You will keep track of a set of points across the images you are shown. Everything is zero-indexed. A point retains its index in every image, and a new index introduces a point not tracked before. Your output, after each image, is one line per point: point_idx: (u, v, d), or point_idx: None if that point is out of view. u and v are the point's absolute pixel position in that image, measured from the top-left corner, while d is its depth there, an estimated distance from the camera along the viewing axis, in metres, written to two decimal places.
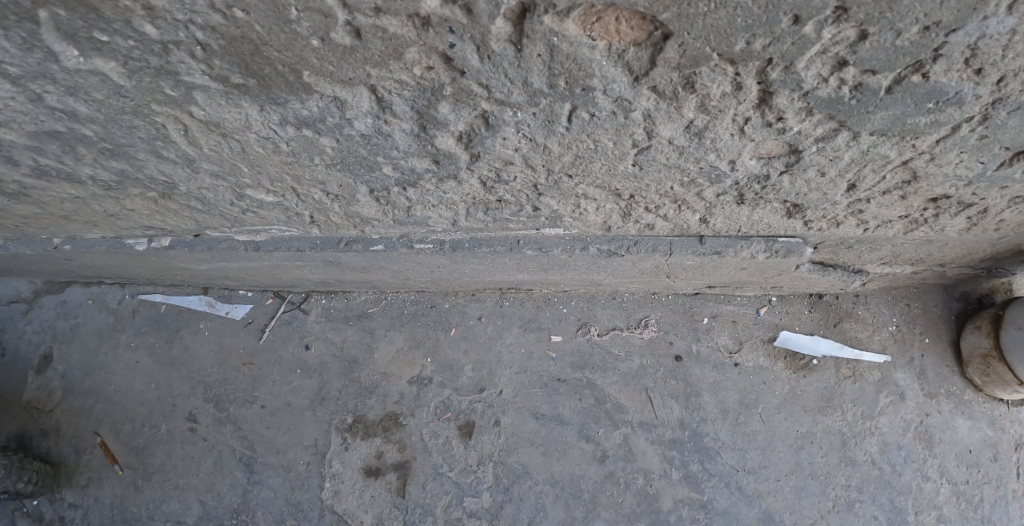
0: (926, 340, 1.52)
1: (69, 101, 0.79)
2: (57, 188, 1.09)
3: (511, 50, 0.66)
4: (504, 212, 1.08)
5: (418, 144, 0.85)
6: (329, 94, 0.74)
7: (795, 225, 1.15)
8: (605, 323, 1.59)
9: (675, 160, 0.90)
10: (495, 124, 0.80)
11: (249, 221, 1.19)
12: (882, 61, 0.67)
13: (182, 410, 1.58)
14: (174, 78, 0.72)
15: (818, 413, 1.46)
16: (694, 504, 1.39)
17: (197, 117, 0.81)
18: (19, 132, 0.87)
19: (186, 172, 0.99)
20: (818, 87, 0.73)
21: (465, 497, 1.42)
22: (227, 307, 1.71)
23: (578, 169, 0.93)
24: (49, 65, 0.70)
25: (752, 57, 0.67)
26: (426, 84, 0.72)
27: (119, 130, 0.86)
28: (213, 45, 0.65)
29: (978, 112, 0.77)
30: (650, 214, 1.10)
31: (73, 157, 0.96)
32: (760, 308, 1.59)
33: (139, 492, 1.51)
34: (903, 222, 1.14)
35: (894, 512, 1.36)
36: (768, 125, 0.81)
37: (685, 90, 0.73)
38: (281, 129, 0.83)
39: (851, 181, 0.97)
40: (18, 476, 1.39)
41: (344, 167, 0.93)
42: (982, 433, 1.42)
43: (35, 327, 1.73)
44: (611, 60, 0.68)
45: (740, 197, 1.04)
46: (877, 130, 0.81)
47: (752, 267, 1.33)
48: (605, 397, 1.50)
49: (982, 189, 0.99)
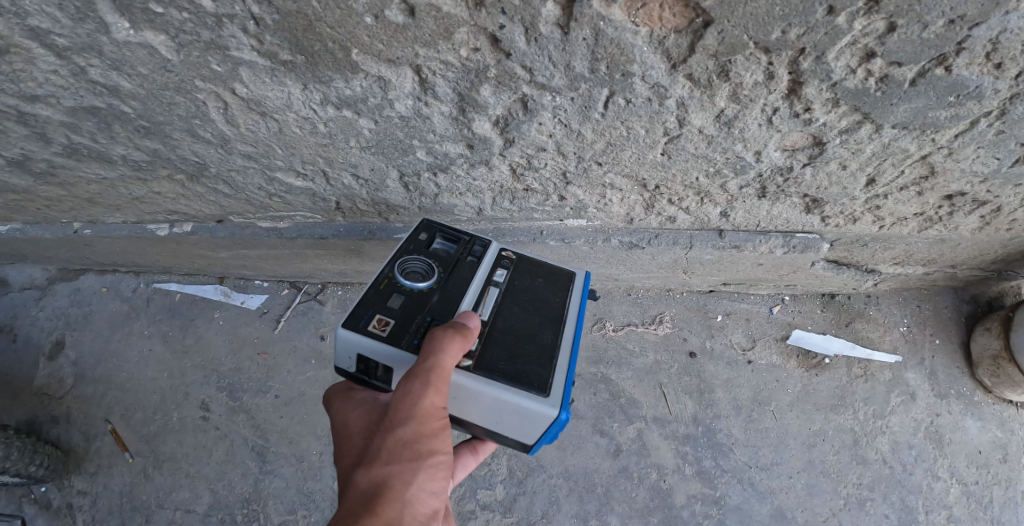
0: (936, 341, 1.54)
1: (113, 75, 0.80)
2: (84, 167, 1.10)
3: (557, 33, 0.68)
4: (531, 201, 1.10)
5: (455, 127, 0.87)
6: (374, 73, 0.75)
7: (813, 220, 1.17)
8: (620, 319, 1.63)
9: (703, 150, 0.92)
10: (533, 109, 0.82)
11: (275, 206, 1.21)
12: (908, 53, 0.69)
13: (195, 398, 1.58)
14: (223, 54, 0.73)
15: (831, 410, 1.47)
16: (707, 500, 1.37)
17: (239, 94, 0.82)
18: (57, 107, 0.88)
19: (219, 154, 1.00)
20: (846, 78, 0.74)
21: (478, 489, 1.41)
22: (243, 297, 1.76)
23: (608, 157, 0.95)
24: (99, 37, 0.71)
25: (786, 47, 0.69)
26: (471, 66, 0.73)
27: (158, 107, 0.87)
28: (266, 20, 0.67)
29: (996, 106, 0.79)
30: (673, 206, 1.13)
31: (107, 136, 0.97)
32: (773, 306, 1.63)
33: (148, 480, 1.48)
34: (918, 220, 1.16)
35: (907, 511, 1.34)
36: (795, 116, 0.83)
37: (719, 79, 0.75)
38: (321, 108, 0.84)
39: (871, 175, 0.99)
40: (29, 459, 1.37)
41: (379, 151, 0.95)
42: (991, 434, 1.43)
43: (48, 313, 1.74)
44: (651, 46, 0.70)
45: (762, 190, 1.06)
46: (899, 123, 0.83)
47: (769, 264, 1.36)
48: (619, 392, 1.51)
49: (997, 186, 1.01)
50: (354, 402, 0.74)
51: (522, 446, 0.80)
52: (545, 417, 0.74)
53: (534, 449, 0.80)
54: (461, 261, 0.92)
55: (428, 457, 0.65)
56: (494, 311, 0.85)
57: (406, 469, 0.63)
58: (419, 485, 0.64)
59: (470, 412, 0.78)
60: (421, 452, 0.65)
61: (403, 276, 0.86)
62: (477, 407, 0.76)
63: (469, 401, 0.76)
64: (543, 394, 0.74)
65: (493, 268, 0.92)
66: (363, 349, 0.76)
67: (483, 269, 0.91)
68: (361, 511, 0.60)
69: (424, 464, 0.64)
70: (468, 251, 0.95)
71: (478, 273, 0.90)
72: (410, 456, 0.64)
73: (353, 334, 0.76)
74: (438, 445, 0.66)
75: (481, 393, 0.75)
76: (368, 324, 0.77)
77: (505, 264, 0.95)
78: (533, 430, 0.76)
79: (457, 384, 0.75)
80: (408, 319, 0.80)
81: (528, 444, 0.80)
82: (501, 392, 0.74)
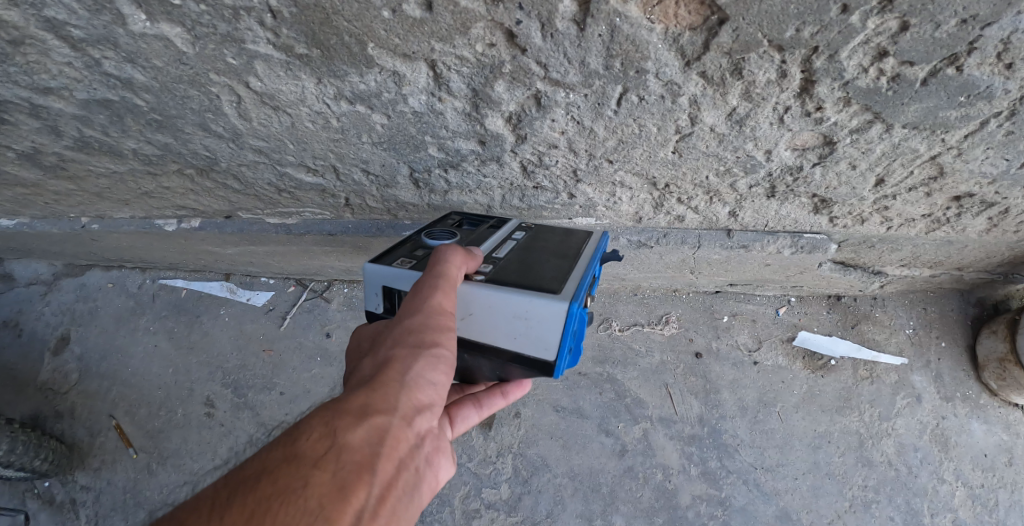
0: (942, 344, 1.54)
1: (127, 68, 0.80)
2: (95, 161, 1.10)
3: (573, 29, 0.68)
4: (541, 199, 1.10)
5: (468, 123, 0.87)
6: (389, 68, 0.76)
7: (821, 221, 1.18)
8: (626, 319, 1.63)
9: (714, 148, 0.92)
10: (547, 105, 0.82)
11: (284, 202, 1.21)
12: (920, 53, 0.69)
13: (200, 395, 1.58)
14: (239, 46, 0.74)
15: (836, 413, 1.47)
16: (713, 500, 1.37)
17: (253, 88, 0.82)
18: (69, 100, 0.88)
19: (230, 148, 1.00)
20: (858, 77, 0.74)
21: (483, 488, 1.41)
22: (249, 293, 1.76)
23: (619, 155, 0.95)
24: (115, 29, 0.72)
25: (800, 45, 0.69)
26: (486, 62, 0.74)
27: (172, 101, 0.87)
28: (284, 13, 0.67)
29: (1007, 107, 0.79)
30: (682, 205, 1.13)
31: (119, 129, 0.97)
32: (779, 308, 1.63)
33: (152, 476, 1.48)
34: (925, 222, 1.16)
35: (912, 514, 1.34)
36: (807, 115, 0.83)
37: (732, 77, 0.75)
38: (334, 103, 0.84)
39: (880, 176, 0.99)
40: (34, 453, 1.37)
41: (391, 146, 0.95)
42: (997, 437, 1.42)
43: (53, 309, 1.74)
44: (666, 43, 0.70)
45: (772, 189, 1.06)
46: (910, 123, 0.83)
47: (776, 265, 1.37)
48: (625, 392, 1.51)
49: (1005, 188, 1.01)
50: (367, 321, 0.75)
51: (544, 366, 0.76)
52: (557, 311, 0.73)
53: (557, 366, 0.76)
54: (481, 231, 0.99)
55: (431, 345, 0.63)
56: (512, 251, 0.89)
57: (408, 354, 0.61)
58: (419, 371, 0.61)
59: (486, 331, 0.78)
60: (424, 341, 0.63)
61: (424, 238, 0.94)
62: (491, 321, 0.77)
63: (483, 309, 0.77)
64: (550, 292, 0.75)
65: (511, 232, 0.98)
66: (386, 281, 0.83)
67: (501, 231, 0.96)
68: (357, 390, 0.58)
69: (427, 351, 0.62)
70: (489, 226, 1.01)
71: (496, 233, 0.95)
72: (413, 343, 0.62)
73: (375, 267, 0.84)
74: (443, 337, 0.64)
75: (492, 303, 0.76)
76: (394, 261, 0.85)
77: (525, 230, 0.99)
78: (550, 334, 0.74)
79: (470, 296, 0.77)
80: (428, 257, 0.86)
81: (550, 364, 0.76)
82: (514, 296, 0.75)
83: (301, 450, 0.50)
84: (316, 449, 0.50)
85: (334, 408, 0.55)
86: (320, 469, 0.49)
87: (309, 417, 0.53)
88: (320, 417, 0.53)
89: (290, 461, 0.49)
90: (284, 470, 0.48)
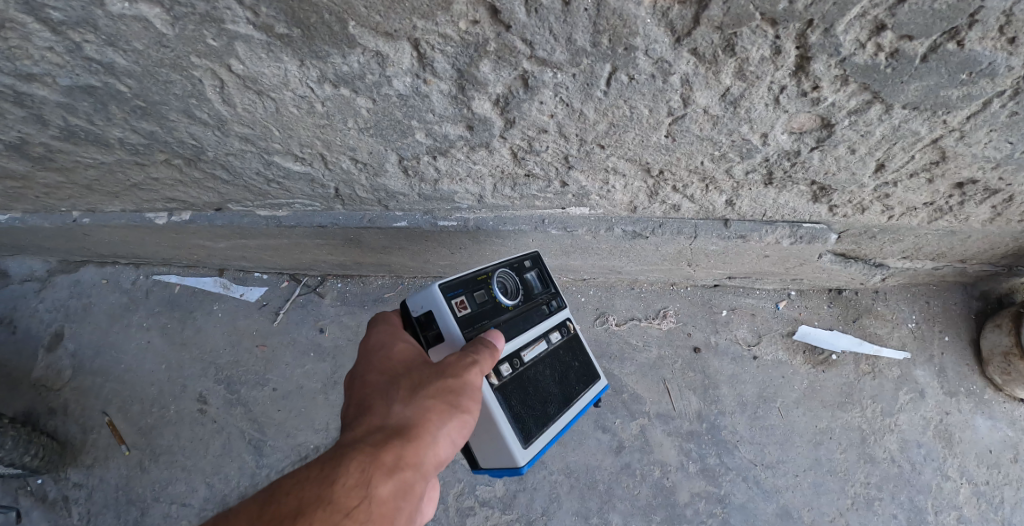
0: (945, 338, 1.50)
1: (109, 51, 0.79)
2: (82, 152, 1.09)
3: (558, 4, 0.66)
4: (532, 187, 1.09)
5: (455, 107, 0.86)
6: (372, 48, 0.74)
7: (821, 210, 1.15)
8: (623, 313, 1.60)
9: (708, 131, 0.90)
10: (534, 86, 0.80)
11: (274, 194, 1.20)
12: (920, 25, 0.67)
13: (193, 392, 1.56)
14: (218, 27, 0.72)
15: (838, 408, 1.44)
16: (712, 498, 1.35)
17: (236, 72, 0.81)
18: (53, 86, 0.87)
19: (216, 136, 0.99)
20: (855, 54, 0.72)
21: (477, 485, 1.39)
22: (242, 289, 1.72)
23: (611, 139, 0.93)
24: (92, 10, 0.70)
25: (793, 18, 0.67)
26: (470, 40, 0.72)
27: (155, 86, 0.86)
28: None
29: (1010, 85, 0.76)
30: (677, 194, 1.11)
31: (104, 117, 0.96)
32: (780, 302, 1.59)
33: (144, 473, 1.47)
34: (927, 211, 1.14)
35: (915, 512, 1.32)
36: (803, 95, 0.81)
37: (724, 54, 0.73)
38: (319, 87, 0.83)
39: (880, 160, 0.97)
40: (24, 450, 1.36)
41: (377, 132, 0.93)
42: (1002, 433, 1.39)
43: (46, 306, 1.72)
44: (655, 18, 0.68)
45: (768, 176, 1.04)
46: (910, 103, 0.81)
47: (775, 256, 1.34)
48: (622, 387, 1.49)
49: (1010, 173, 0.98)
50: (399, 339, 0.80)
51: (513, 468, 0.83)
52: (511, 463, 0.83)
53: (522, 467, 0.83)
54: (539, 303, 1.04)
55: (465, 408, 0.67)
56: (537, 358, 0.96)
57: (446, 409, 0.66)
58: (449, 430, 0.65)
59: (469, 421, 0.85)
60: (462, 401, 0.68)
61: (495, 291, 0.96)
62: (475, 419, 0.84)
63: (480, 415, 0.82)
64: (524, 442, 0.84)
65: (555, 329, 1.04)
66: (436, 310, 0.85)
67: (546, 326, 1.02)
68: (392, 436, 0.61)
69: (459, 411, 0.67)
70: (548, 303, 1.07)
71: (543, 322, 1.01)
72: (451, 400, 0.67)
73: (441, 297, 0.85)
74: (476, 402, 0.69)
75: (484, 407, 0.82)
76: (455, 299, 0.87)
77: (564, 329, 1.06)
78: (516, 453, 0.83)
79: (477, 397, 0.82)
80: (479, 318, 0.90)
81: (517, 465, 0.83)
82: (501, 437, 0.81)
83: (338, 493, 0.53)
84: (352, 497, 0.53)
85: (370, 452, 0.58)
86: (352, 521, 0.51)
87: (349, 458, 0.56)
88: (359, 462, 0.56)
89: (326, 506, 0.51)
90: (318, 513, 0.50)
